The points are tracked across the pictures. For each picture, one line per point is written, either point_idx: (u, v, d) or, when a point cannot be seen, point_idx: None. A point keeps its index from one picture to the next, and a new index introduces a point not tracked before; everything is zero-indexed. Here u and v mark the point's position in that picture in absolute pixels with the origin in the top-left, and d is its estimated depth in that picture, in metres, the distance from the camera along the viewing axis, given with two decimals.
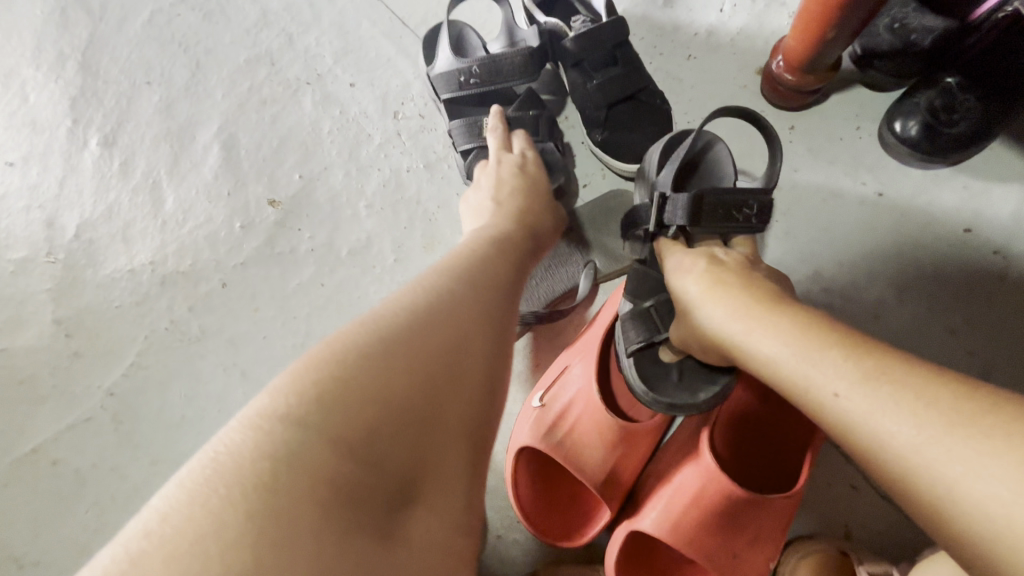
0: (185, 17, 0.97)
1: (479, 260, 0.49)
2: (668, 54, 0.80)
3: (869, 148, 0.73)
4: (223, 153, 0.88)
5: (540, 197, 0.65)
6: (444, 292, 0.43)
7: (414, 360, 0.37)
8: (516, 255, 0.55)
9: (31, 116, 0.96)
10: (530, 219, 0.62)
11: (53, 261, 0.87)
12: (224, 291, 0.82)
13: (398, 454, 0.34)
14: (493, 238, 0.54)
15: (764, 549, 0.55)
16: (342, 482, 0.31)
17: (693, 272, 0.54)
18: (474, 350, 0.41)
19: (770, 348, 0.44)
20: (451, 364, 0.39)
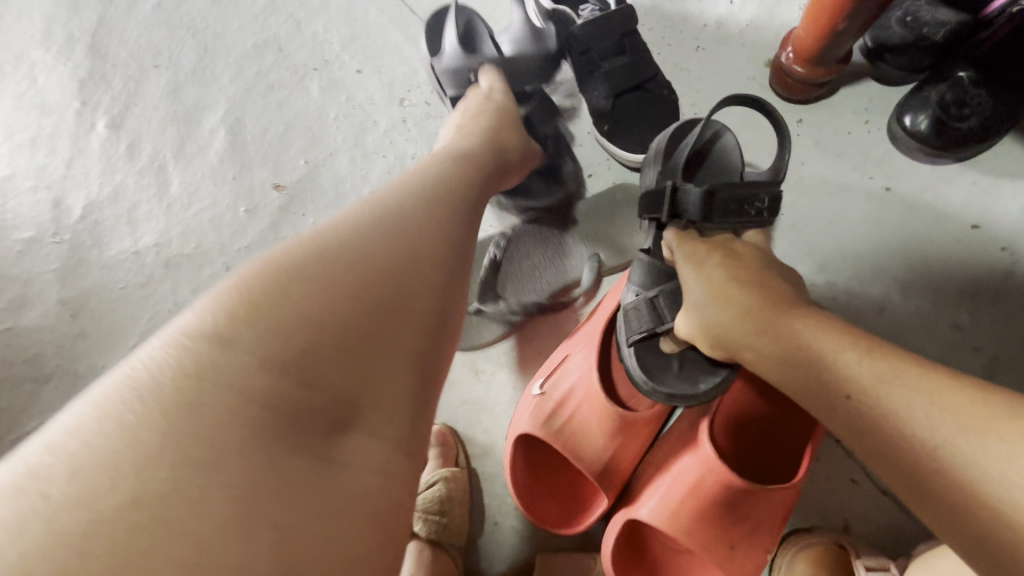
0: (194, 2, 0.97)
1: (436, 183, 0.48)
2: (677, 45, 0.80)
3: (878, 142, 0.73)
4: (229, 137, 0.89)
5: (512, 126, 0.64)
6: (387, 213, 0.42)
7: (343, 280, 0.36)
8: (473, 175, 0.53)
9: (40, 98, 0.97)
10: (495, 138, 0.61)
11: (60, 241, 0.87)
12: (228, 275, 0.82)
13: (328, 376, 0.34)
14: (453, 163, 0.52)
15: (762, 541, 0.54)
16: (263, 399, 0.31)
17: (706, 264, 0.53)
18: (423, 278, 0.40)
19: (788, 343, 0.45)
20: (393, 290, 0.38)
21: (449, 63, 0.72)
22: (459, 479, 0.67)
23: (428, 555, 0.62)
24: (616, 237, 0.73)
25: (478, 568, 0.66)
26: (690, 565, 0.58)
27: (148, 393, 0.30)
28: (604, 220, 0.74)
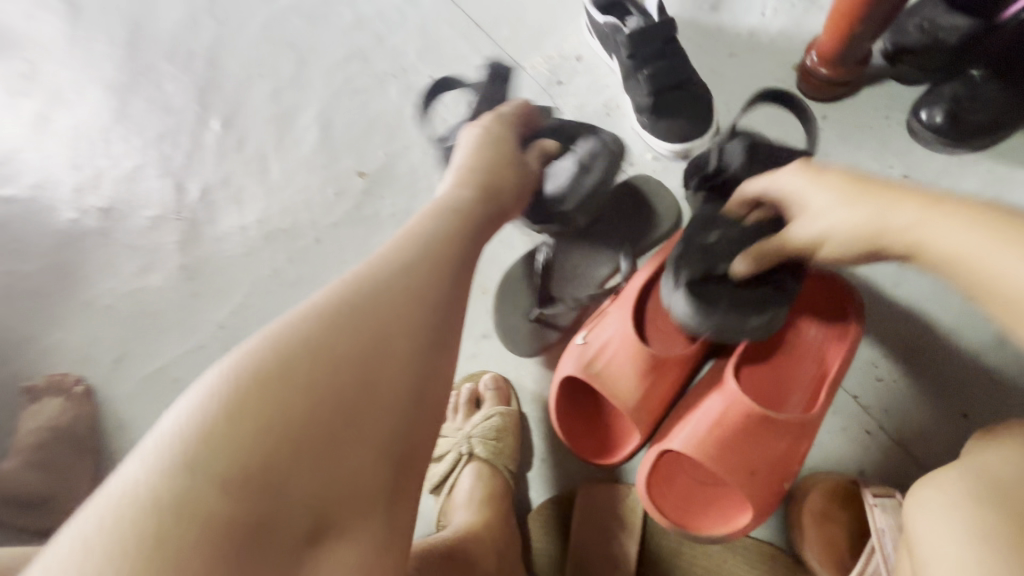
0: (294, 22, 1.15)
1: (409, 256, 0.50)
2: (713, 51, 0.90)
3: (898, 135, 0.80)
4: (321, 132, 1.04)
5: (503, 169, 0.68)
6: (355, 309, 0.45)
7: (306, 399, 0.40)
8: (453, 237, 0.55)
9: (166, 101, 1.16)
10: (484, 185, 0.64)
11: (180, 218, 1.05)
12: (318, 246, 0.96)
13: (302, 488, 0.39)
14: (428, 228, 0.54)
15: (778, 469, 0.63)
16: (239, 520, 0.36)
17: (823, 176, 0.49)
18: (388, 377, 0.44)
19: (924, 227, 0.42)
20: (360, 396, 0.42)
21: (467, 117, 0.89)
22: (512, 416, 0.77)
23: (486, 475, 0.74)
24: (643, 219, 0.82)
25: (527, 497, 0.77)
26: (715, 493, 0.68)
27: (129, 518, 0.34)
28: (628, 209, 0.83)
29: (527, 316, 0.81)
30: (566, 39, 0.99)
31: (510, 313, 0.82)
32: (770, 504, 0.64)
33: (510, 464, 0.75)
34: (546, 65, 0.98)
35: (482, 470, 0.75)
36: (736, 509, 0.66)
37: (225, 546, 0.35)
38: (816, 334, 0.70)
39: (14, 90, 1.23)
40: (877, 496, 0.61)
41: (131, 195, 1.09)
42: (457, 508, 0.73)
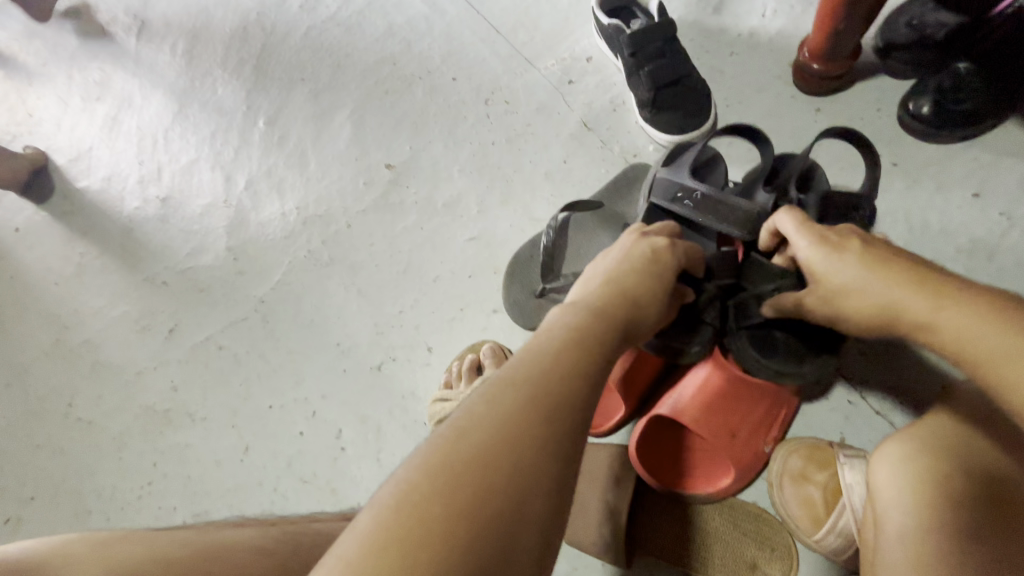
0: (332, 31, 1.27)
1: (539, 373, 0.43)
2: (714, 51, 0.96)
3: (889, 125, 0.84)
4: (354, 129, 1.15)
5: (653, 266, 0.56)
6: (487, 447, 0.39)
7: (454, 547, 0.35)
8: (589, 347, 0.46)
9: (219, 104, 1.30)
10: (636, 286, 0.54)
11: (228, 206, 1.17)
12: (349, 230, 1.06)
13: None
14: (554, 336, 0.47)
15: (756, 432, 0.69)
16: None
17: (842, 251, 0.52)
18: (529, 523, 0.37)
19: (924, 309, 0.46)
20: (502, 548, 0.36)
21: (657, 180, 0.71)
22: None
23: None
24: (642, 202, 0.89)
25: None
26: (703, 458, 0.73)
27: None
28: (629, 194, 0.90)
29: (534, 293, 0.90)
30: (578, 42, 1.07)
31: (519, 290, 0.91)
32: (751, 465, 0.70)
33: None
34: (559, 66, 1.06)
35: None
36: (722, 472, 0.71)
37: None
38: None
39: (90, 96, 1.40)
40: (850, 456, 0.66)
41: (187, 186, 1.23)
42: None
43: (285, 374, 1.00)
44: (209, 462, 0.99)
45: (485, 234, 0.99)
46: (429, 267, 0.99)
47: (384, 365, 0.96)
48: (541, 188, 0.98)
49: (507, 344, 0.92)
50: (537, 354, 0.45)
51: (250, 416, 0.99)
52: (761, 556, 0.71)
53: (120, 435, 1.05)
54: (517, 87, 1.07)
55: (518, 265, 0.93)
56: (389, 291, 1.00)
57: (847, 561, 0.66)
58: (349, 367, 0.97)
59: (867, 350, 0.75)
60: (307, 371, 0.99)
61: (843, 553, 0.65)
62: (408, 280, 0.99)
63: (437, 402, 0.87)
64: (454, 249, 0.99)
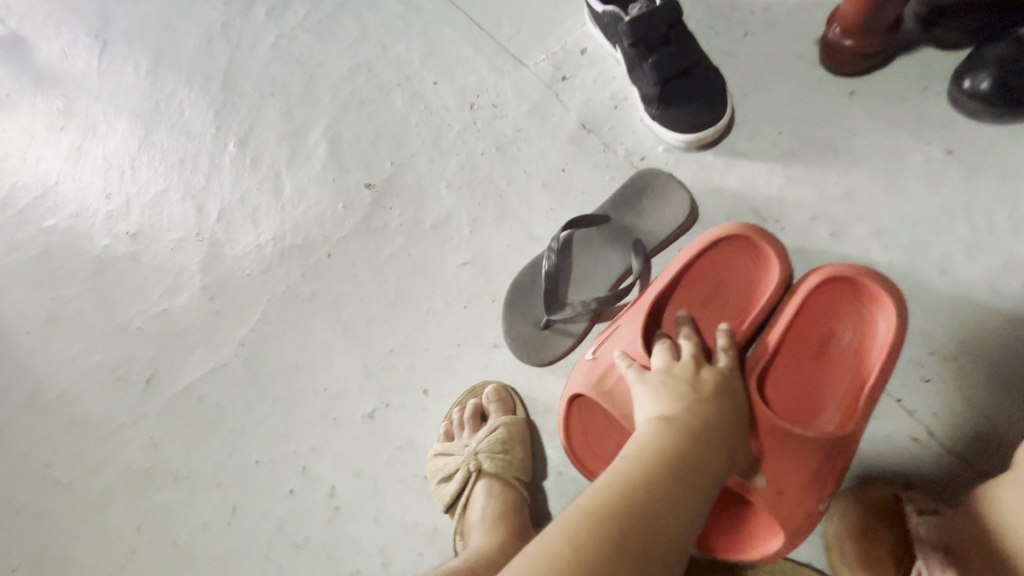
0: (301, 38, 1.18)
1: (618, 564, 0.40)
2: (725, 32, 0.84)
3: (937, 107, 0.72)
4: (329, 146, 1.05)
5: (725, 411, 0.53)
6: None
7: None
8: (671, 530, 0.43)
9: (186, 126, 1.20)
10: (713, 439, 0.50)
11: (201, 239, 1.08)
12: (330, 261, 0.96)
13: None
14: (636, 504, 0.43)
15: (808, 489, 0.58)
16: None
17: None
18: None
19: None
20: None
21: None
22: (519, 424, 0.78)
23: (498, 489, 0.76)
24: (652, 214, 0.78)
25: (548, 508, 0.78)
26: (743, 515, 0.62)
27: None
28: (636, 205, 0.79)
29: (538, 325, 0.80)
30: (570, 33, 0.95)
31: (521, 321, 0.81)
32: (805, 527, 0.58)
33: (521, 476, 0.77)
34: (550, 61, 0.95)
35: (493, 485, 0.76)
36: (766, 533, 0.60)
37: None
38: (852, 337, 0.63)
39: (53, 125, 1.30)
40: (924, 514, 0.57)
41: (157, 220, 1.13)
42: (473, 526, 0.74)
43: (270, 425, 0.91)
44: (195, 525, 0.91)
45: (480, 257, 0.88)
46: (419, 298, 0.89)
47: (377, 411, 0.86)
48: (539, 202, 0.88)
49: (511, 382, 0.82)
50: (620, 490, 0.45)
51: (237, 472, 0.91)
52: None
53: (101, 498, 0.98)
54: (505, 88, 0.96)
55: (519, 291, 0.82)
56: (379, 329, 0.90)
57: None
58: (339, 416, 0.88)
59: (931, 376, 0.64)
60: (295, 422, 0.90)
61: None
62: (398, 314, 0.89)
63: (437, 456, 0.80)
64: (446, 276, 0.89)
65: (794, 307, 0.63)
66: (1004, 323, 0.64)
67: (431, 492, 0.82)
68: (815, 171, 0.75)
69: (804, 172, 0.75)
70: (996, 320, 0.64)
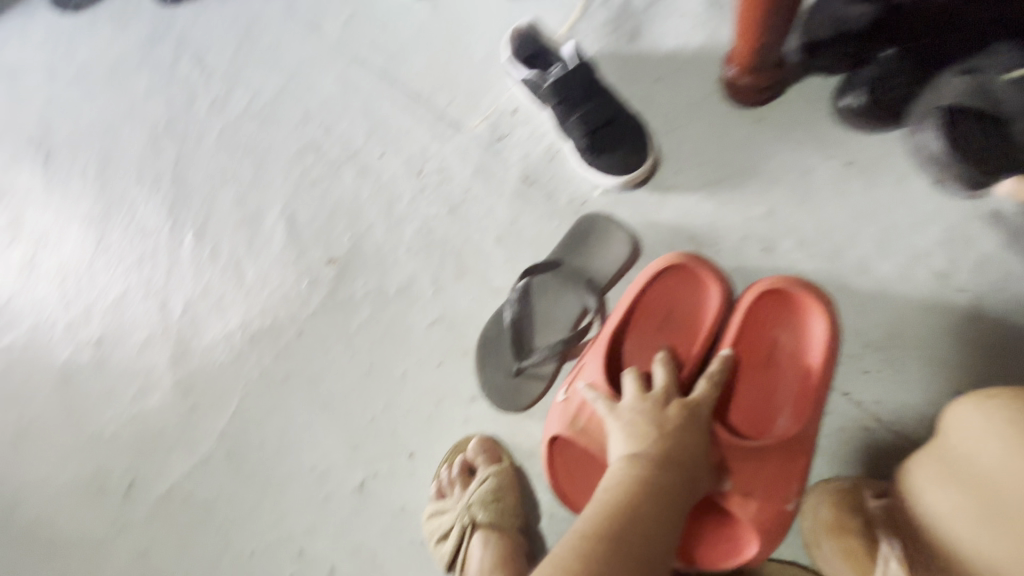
0: (247, 127, 1.22)
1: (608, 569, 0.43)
2: (639, 81, 0.92)
3: (832, 125, 0.81)
4: (286, 228, 1.08)
5: (697, 431, 0.57)
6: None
7: None
8: (653, 546, 0.46)
9: (140, 225, 1.21)
10: (685, 460, 0.54)
11: (168, 335, 1.08)
12: (301, 339, 0.98)
13: None
14: (621, 524, 0.46)
15: (776, 491, 0.62)
16: None
17: None
18: None
19: None
20: None
21: None
22: (506, 472, 0.80)
23: (495, 539, 0.77)
24: (599, 254, 0.84)
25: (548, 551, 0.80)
26: (723, 525, 0.65)
27: None
28: (584, 247, 0.85)
29: (510, 372, 0.83)
30: (500, 95, 1.02)
31: (494, 372, 0.85)
32: (779, 527, 0.62)
33: (515, 522, 0.79)
34: (486, 123, 1.01)
35: (489, 536, 0.77)
36: (744, 538, 0.63)
37: None
38: (792, 341, 0.69)
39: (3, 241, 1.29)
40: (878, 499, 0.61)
41: (119, 322, 1.13)
42: None
43: (261, 513, 0.91)
44: None
45: (446, 315, 0.92)
46: (393, 363, 0.92)
47: (366, 482, 0.87)
48: (493, 255, 0.92)
49: (493, 432, 0.84)
50: (602, 511, 0.48)
51: (235, 567, 0.91)
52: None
53: None
54: (447, 153, 1.02)
55: (489, 342, 0.86)
56: (357, 400, 0.92)
57: None
58: (329, 493, 0.88)
59: (869, 367, 0.70)
60: (285, 506, 0.90)
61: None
62: (374, 382, 0.92)
63: (432, 517, 0.81)
64: (416, 338, 0.92)
65: (734, 323, 0.69)
66: (923, 310, 0.71)
67: (430, 555, 0.83)
68: (737, 196, 0.82)
69: (728, 197, 0.83)
70: (914, 308, 0.71)
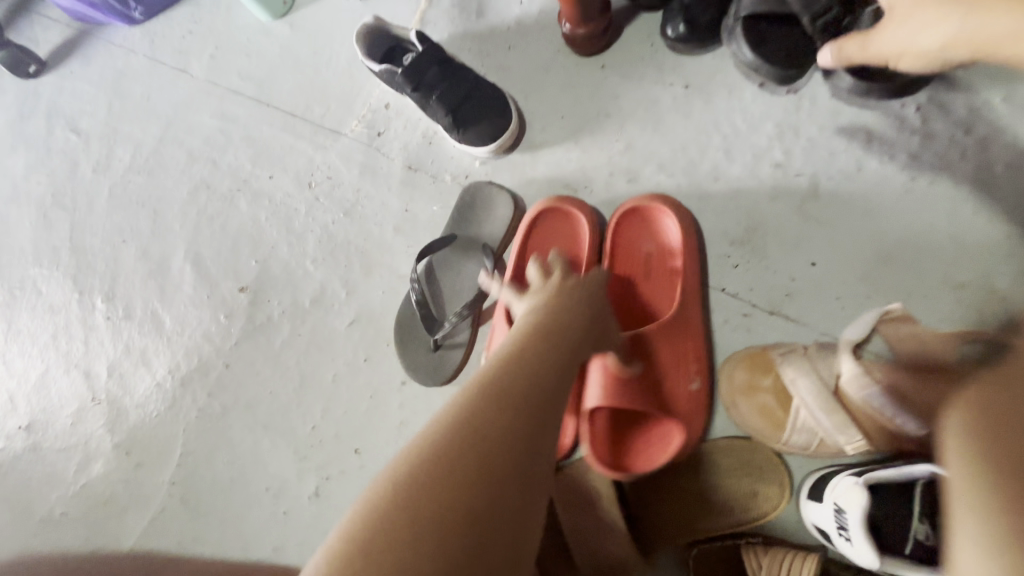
0: (135, 181, 1.21)
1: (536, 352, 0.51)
2: (493, 52, 0.97)
3: (666, 55, 0.88)
4: (194, 269, 1.08)
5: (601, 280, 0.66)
6: (465, 524, 0.38)
7: (478, 440, 0.42)
8: (574, 340, 0.55)
9: (48, 302, 1.18)
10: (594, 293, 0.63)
11: (99, 402, 1.07)
12: (230, 370, 0.99)
13: (476, 522, 0.38)
14: (540, 335, 0.54)
15: (678, 370, 0.72)
16: (439, 525, 0.37)
17: None
18: (539, 414, 0.46)
19: None
20: (517, 439, 0.43)
21: None
22: None
23: None
24: (487, 219, 0.89)
25: None
26: (650, 425, 0.72)
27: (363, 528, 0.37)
28: (472, 216, 0.89)
29: (431, 348, 0.87)
30: (371, 94, 1.06)
31: (416, 352, 0.89)
32: (690, 405, 0.72)
33: None
34: (363, 123, 1.04)
35: None
36: (670, 430, 0.71)
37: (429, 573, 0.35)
38: (657, 245, 0.79)
39: None
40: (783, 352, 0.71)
41: (46, 403, 1.11)
42: None
43: (226, 546, 0.92)
44: None
45: (363, 312, 0.95)
46: (323, 369, 0.94)
47: (321, 487, 0.90)
48: (395, 245, 0.96)
49: (428, 409, 0.88)
50: (529, 322, 0.57)
51: None
52: (754, 483, 0.70)
53: None
54: (333, 160, 1.04)
55: (406, 327, 0.90)
56: (296, 413, 0.94)
57: (817, 454, 0.69)
58: (288, 508, 0.90)
59: (738, 261, 0.77)
60: (249, 532, 0.91)
61: (808, 450, 0.69)
62: (308, 392, 0.94)
63: None
64: (340, 340, 0.94)
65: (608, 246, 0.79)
66: (771, 200, 0.78)
67: None
68: (600, 137, 0.88)
69: (592, 140, 0.89)
70: (765, 200, 0.79)
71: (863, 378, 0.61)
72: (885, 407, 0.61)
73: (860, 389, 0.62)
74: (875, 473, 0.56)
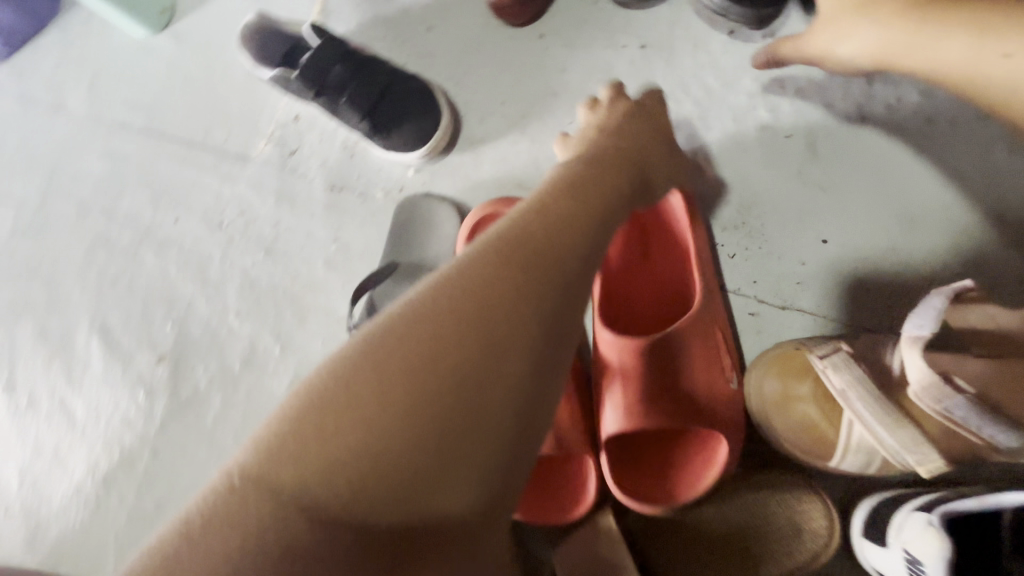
0: (21, 247, 1.03)
1: (564, 218, 0.40)
2: (410, 36, 0.81)
3: (614, 13, 0.73)
4: (102, 342, 0.92)
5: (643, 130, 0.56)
6: (442, 394, 0.34)
7: (470, 306, 0.36)
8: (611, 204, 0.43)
9: None
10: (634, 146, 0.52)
11: (11, 517, 0.90)
12: (159, 459, 0.83)
13: (453, 392, 0.34)
14: (573, 194, 0.42)
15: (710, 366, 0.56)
16: (412, 386, 0.34)
17: None
18: (552, 286, 0.38)
19: None
20: (517, 309, 0.36)
21: None
22: None
23: None
24: (430, 238, 0.74)
25: None
26: (683, 444, 0.59)
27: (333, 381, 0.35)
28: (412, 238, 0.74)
29: None
30: (277, 106, 0.89)
31: None
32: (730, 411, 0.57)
33: None
34: (271, 143, 0.88)
35: None
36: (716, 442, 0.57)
37: (395, 434, 0.33)
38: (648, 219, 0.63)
39: None
40: (826, 356, 0.51)
41: None
42: None
43: None
44: None
45: (304, 369, 0.80)
46: None
47: None
48: (328, 282, 0.80)
49: None
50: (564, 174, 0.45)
51: None
52: (786, 510, 0.57)
53: None
54: (243, 192, 0.88)
55: None
56: None
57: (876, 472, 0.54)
58: None
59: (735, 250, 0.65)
60: None
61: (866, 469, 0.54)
62: None
63: None
64: None
65: None
66: (762, 169, 0.65)
67: None
68: (550, 123, 0.74)
69: (541, 128, 0.74)
70: (754, 171, 0.65)
71: (940, 390, 0.43)
72: (972, 421, 0.43)
73: (934, 404, 0.44)
74: (953, 505, 0.44)
